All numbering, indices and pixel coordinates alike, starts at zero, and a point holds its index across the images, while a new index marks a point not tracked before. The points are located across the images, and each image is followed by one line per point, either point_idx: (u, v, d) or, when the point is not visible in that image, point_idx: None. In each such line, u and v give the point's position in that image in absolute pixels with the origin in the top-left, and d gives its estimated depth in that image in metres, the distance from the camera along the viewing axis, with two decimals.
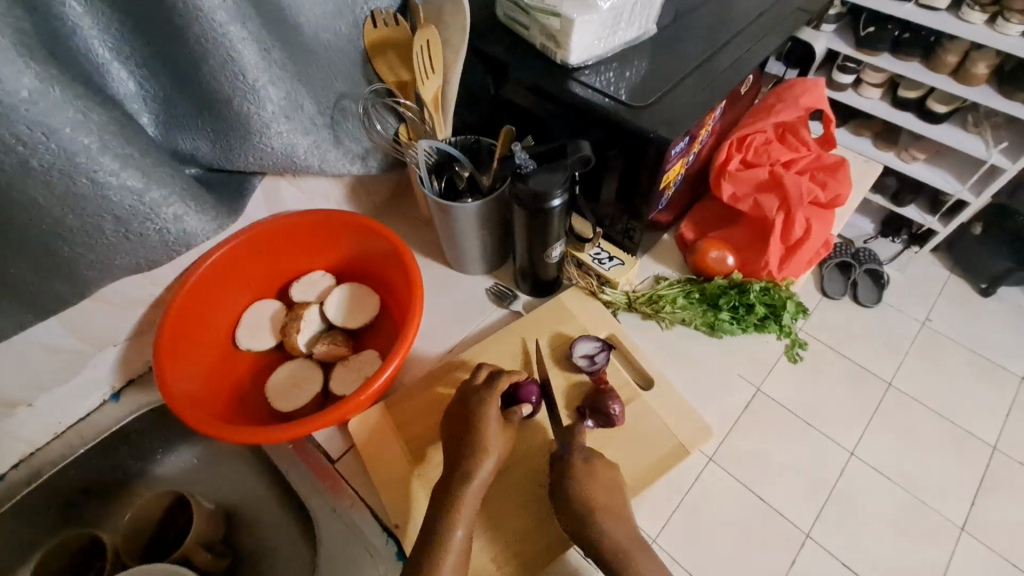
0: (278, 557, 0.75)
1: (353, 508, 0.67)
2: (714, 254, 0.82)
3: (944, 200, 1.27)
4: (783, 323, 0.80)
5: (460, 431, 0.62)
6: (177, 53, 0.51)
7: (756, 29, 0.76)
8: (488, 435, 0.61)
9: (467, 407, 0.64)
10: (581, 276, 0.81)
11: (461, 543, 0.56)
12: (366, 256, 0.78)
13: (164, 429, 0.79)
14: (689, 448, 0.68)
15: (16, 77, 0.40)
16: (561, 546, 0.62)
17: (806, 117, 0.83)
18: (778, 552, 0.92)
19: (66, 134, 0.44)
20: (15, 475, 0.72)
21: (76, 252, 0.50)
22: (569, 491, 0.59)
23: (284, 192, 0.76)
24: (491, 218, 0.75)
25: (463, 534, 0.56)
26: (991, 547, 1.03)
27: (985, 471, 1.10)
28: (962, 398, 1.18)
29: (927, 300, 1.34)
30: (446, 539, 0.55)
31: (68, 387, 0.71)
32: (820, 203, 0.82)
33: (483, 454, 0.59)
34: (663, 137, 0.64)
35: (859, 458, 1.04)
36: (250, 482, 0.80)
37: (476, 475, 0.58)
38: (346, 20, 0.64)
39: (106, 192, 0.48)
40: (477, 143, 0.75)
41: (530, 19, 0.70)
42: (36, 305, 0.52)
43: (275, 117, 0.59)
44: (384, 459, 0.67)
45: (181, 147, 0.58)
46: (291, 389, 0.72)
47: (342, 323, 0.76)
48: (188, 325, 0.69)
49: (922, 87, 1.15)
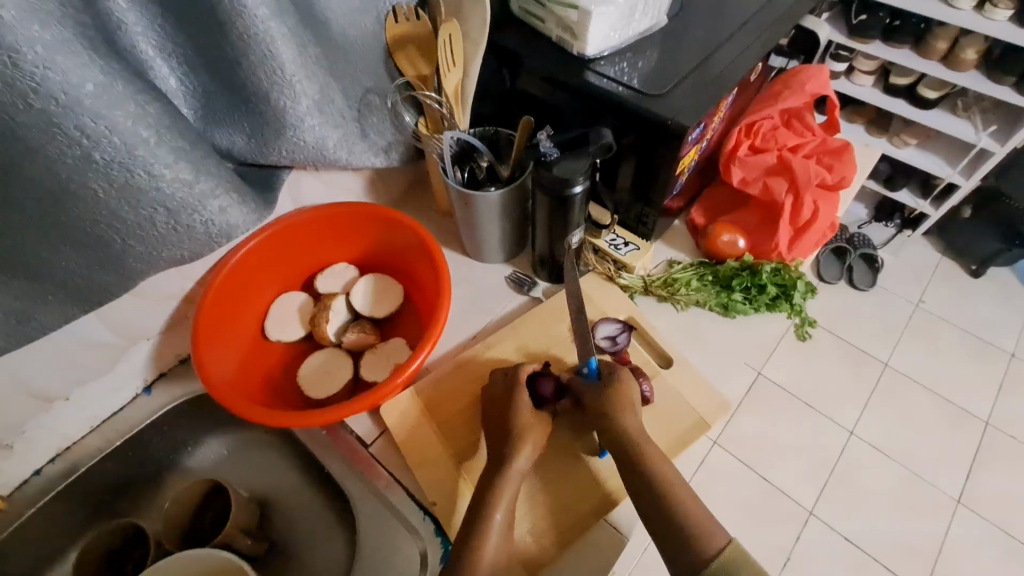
0: (313, 542, 0.77)
1: (388, 489, 0.69)
2: (726, 237, 0.85)
3: (936, 183, 1.32)
4: (793, 302, 0.83)
5: (500, 426, 0.65)
6: (218, 48, 0.53)
7: (761, 17, 0.79)
8: (524, 426, 0.64)
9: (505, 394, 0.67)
10: (597, 262, 0.84)
11: (500, 526, 0.58)
12: (391, 247, 0.80)
13: (194, 421, 0.81)
14: (710, 422, 0.71)
15: (81, 71, 0.42)
16: (594, 517, 0.65)
17: (811, 103, 0.86)
18: (783, 531, 1.04)
19: (126, 126, 0.46)
20: (52, 470, 0.73)
21: (127, 244, 0.52)
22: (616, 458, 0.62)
23: (306, 186, 0.77)
24: (511, 207, 0.77)
25: (503, 516, 0.59)
26: (981, 514, 1.09)
27: (978, 446, 1.15)
28: (956, 375, 1.23)
29: (921, 282, 1.39)
30: (487, 524, 0.58)
31: (103, 382, 0.72)
32: (826, 185, 0.85)
33: (523, 438, 0.63)
34: (679, 123, 0.66)
35: (859, 436, 1.09)
36: (280, 470, 0.82)
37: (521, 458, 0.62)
38: (371, 15, 0.65)
39: (160, 185, 0.50)
40: (496, 134, 0.77)
41: (545, 12, 0.72)
42: (86, 295, 0.54)
43: (309, 111, 0.61)
44: (419, 442, 0.70)
45: (218, 141, 0.60)
46: (323, 377, 0.74)
47: (369, 313, 0.78)
48: (221, 316, 0.71)
49: (913, 73, 1.18)
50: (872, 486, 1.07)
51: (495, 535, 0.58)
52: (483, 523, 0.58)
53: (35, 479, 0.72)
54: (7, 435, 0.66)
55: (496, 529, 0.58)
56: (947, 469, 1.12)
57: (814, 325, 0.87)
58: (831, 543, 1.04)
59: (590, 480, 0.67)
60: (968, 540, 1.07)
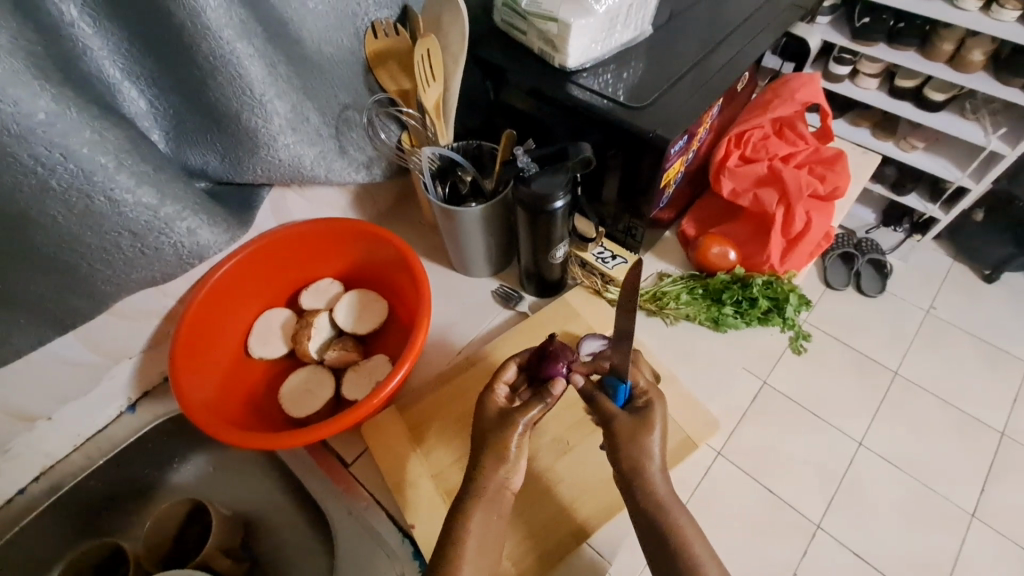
0: (296, 562, 0.76)
1: (368, 510, 0.68)
2: (716, 249, 0.83)
3: (944, 187, 1.26)
4: (786, 316, 0.81)
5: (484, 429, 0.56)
6: (186, 69, 0.53)
7: (750, 26, 0.77)
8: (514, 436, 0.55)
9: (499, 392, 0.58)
10: (585, 275, 0.82)
11: (477, 544, 0.51)
12: (374, 262, 0.79)
13: (179, 439, 0.81)
14: (697, 441, 0.69)
15: (33, 100, 0.42)
16: (575, 542, 0.62)
17: (804, 111, 0.84)
18: (788, 544, 0.99)
19: (83, 153, 0.46)
20: (36, 488, 0.73)
21: (94, 267, 0.53)
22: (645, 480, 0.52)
23: (291, 202, 0.77)
24: (495, 221, 0.76)
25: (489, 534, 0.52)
26: (1001, 532, 1.04)
27: (993, 458, 1.10)
28: (970, 386, 1.18)
29: (931, 288, 1.34)
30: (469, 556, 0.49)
31: (85, 401, 0.72)
32: (819, 196, 0.84)
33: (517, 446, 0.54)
34: (662, 136, 0.65)
35: (867, 447, 1.07)
36: (265, 489, 0.81)
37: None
38: (348, 32, 0.65)
39: (122, 209, 0.50)
40: (479, 148, 0.76)
41: (528, 24, 0.71)
42: (56, 320, 0.54)
43: (282, 129, 0.60)
44: (397, 462, 0.69)
45: (191, 162, 0.60)
46: (304, 395, 0.73)
47: (352, 329, 0.77)
48: (202, 334, 0.70)
49: (918, 76, 1.15)
50: (881, 500, 1.03)
51: (471, 560, 0.50)
52: (454, 550, 0.50)
53: (19, 497, 0.72)
54: None
55: (469, 557, 0.50)
56: (960, 483, 1.07)
57: (810, 339, 0.85)
58: (842, 560, 0.98)
59: (573, 503, 0.65)
60: (986, 557, 1.02)
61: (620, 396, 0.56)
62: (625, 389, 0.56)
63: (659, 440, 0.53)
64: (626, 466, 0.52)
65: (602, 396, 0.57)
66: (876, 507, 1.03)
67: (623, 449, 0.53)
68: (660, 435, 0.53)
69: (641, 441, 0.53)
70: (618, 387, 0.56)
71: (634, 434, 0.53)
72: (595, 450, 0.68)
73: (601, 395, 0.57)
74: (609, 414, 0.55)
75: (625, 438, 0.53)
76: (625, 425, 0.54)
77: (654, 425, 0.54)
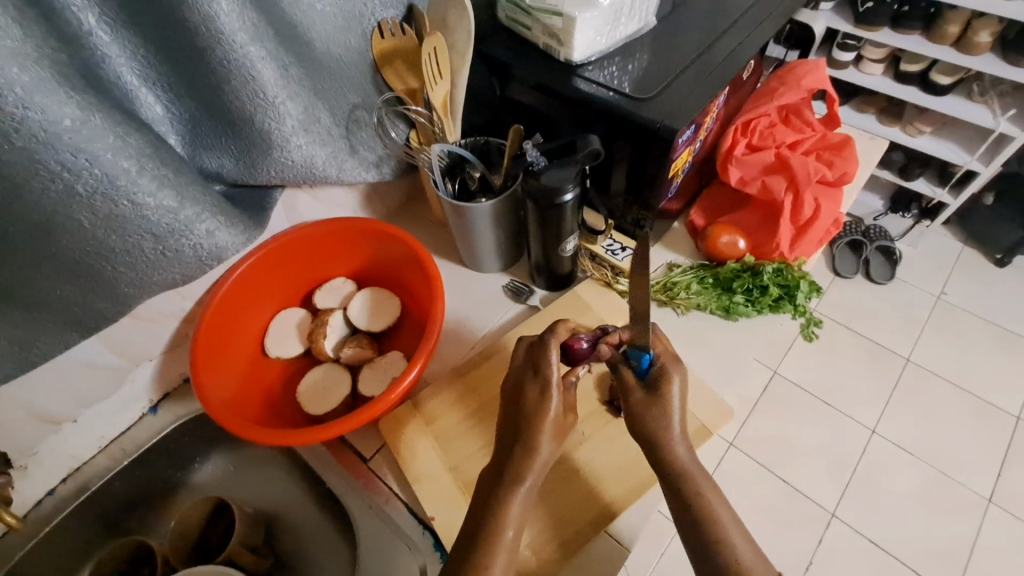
0: (316, 557, 0.77)
1: (387, 504, 0.70)
2: (725, 239, 0.83)
3: (953, 171, 1.25)
4: (797, 303, 0.83)
5: (510, 419, 0.55)
6: (201, 74, 0.54)
7: (754, 15, 0.77)
8: (551, 417, 0.54)
9: (514, 386, 0.58)
10: (594, 268, 0.83)
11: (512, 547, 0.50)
12: (387, 260, 0.80)
13: (200, 439, 0.82)
14: (712, 429, 0.70)
15: (59, 108, 0.44)
16: (593, 530, 0.63)
17: (809, 98, 0.84)
18: (803, 532, 0.99)
19: (107, 159, 0.47)
20: (64, 489, 0.74)
21: (118, 270, 0.54)
22: (677, 460, 0.52)
23: (302, 202, 0.77)
24: (504, 217, 0.76)
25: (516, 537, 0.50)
26: (1019, 517, 1.03)
27: (1010, 442, 1.09)
28: (984, 370, 1.18)
29: (942, 273, 1.34)
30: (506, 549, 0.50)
31: (108, 403, 0.74)
32: (827, 182, 0.84)
33: (541, 440, 0.53)
34: (668, 127, 0.65)
35: (881, 434, 1.06)
36: (285, 486, 0.83)
37: (536, 464, 0.52)
38: (356, 32, 0.65)
39: (145, 213, 0.52)
40: (487, 144, 0.77)
41: (532, 20, 0.72)
42: (81, 322, 0.56)
43: (294, 131, 0.62)
44: (414, 455, 0.69)
45: (207, 165, 0.61)
46: (322, 393, 0.75)
47: (366, 327, 0.78)
48: (221, 334, 0.72)
49: (924, 59, 1.14)
50: (895, 486, 1.03)
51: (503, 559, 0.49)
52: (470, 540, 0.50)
53: (47, 499, 0.74)
54: (20, 456, 0.68)
55: (506, 549, 0.49)
56: (977, 468, 1.07)
57: (820, 326, 0.87)
58: (857, 547, 0.99)
59: (589, 493, 0.65)
60: (1004, 543, 1.01)
61: (642, 364, 0.56)
62: (648, 359, 0.56)
63: (678, 406, 0.54)
64: (650, 445, 0.53)
65: (625, 366, 0.58)
66: (892, 493, 1.03)
67: (648, 425, 0.54)
68: (678, 401, 0.54)
69: (660, 420, 0.53)
70: (641, 358, 0.56)
71: (649, 415, 0.54)
72: (612, 436, 0.69)
73: (625, 364, 0.58)
74: (627, 387, 0.56)
75: (648, 416, 0.54)
76: (642, 400, 0.55)
77: (671, 400, 0.54)
